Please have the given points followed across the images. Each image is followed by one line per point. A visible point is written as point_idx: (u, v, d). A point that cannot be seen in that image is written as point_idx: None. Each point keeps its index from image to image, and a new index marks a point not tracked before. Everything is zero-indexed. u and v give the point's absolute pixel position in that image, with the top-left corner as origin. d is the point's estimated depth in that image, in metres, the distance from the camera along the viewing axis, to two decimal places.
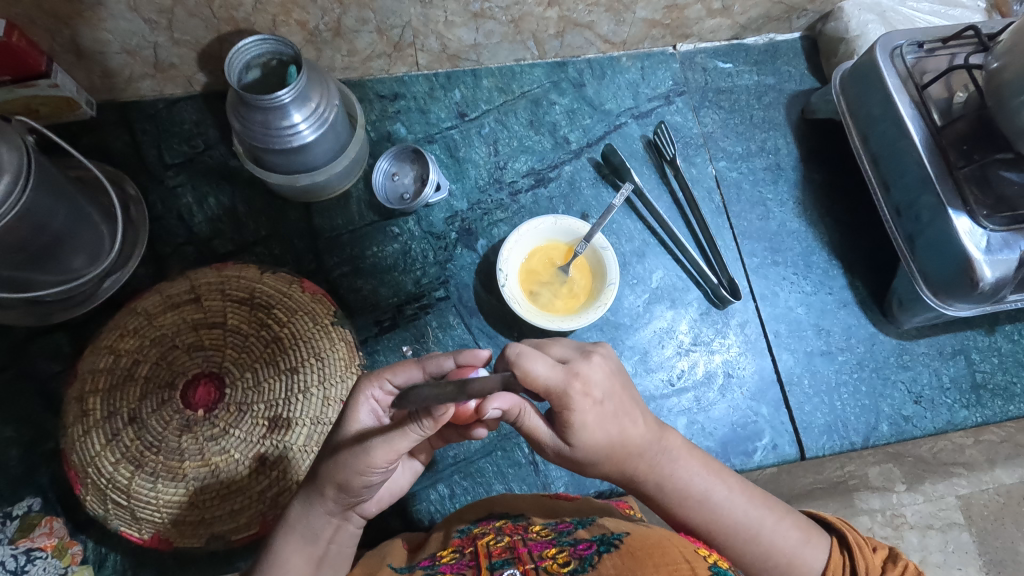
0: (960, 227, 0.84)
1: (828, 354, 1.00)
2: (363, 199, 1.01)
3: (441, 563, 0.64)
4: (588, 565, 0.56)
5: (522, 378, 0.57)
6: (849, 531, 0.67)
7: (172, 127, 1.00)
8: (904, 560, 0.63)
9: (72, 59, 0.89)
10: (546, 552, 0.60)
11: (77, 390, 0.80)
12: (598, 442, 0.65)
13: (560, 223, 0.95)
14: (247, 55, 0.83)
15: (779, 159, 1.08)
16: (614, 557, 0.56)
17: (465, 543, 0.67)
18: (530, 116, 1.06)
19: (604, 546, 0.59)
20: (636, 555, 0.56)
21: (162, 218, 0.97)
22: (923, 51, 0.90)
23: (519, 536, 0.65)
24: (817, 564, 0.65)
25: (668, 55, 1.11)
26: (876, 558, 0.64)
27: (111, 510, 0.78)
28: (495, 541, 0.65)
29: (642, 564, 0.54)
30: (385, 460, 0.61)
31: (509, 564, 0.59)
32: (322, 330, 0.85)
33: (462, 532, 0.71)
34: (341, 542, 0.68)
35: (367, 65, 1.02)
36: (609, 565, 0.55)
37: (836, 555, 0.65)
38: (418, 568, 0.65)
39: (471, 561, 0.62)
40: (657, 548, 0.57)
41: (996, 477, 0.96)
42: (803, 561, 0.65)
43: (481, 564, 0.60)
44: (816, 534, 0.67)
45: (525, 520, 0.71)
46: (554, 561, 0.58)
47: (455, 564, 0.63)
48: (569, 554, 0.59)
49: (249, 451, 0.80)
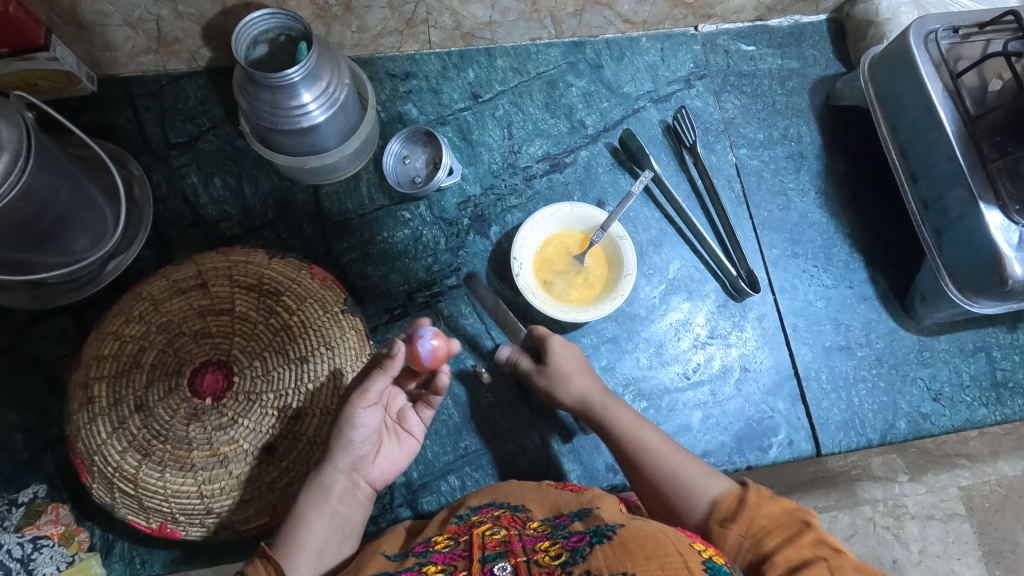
0: (991, 222, 0.82)
1: (846, 350, 0.98)
2: (373, 182, 0.98)
3: (434, 551, 0.62)
4: (579, 558, 0.55)
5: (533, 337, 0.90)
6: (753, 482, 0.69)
7: (176, 105, 0.97)
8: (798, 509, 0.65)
9: (72, 31, 0.86)
10: (539, 546, 0.58)
11: (82, 376, 0.78)
12: (562, 366, 0.86)
13: (576, 211, 0.92)
14: (254, 30, 0.79)
15: (801, 147, 1.05)
16: (606, 549, 0.55)
17: (461, 531, 0.65)
18: (545, 99, 1.03)
19: (596, 539, 0.57)
20: (627, 547, 0.54)
21: (168, 200, 0.94)
22: (958, 36, 0.87)
23: (515, 530, 0.63)
24: (710, 489, 0.70)
25: (689, 36, 1.07)
26: (769, 501, 0.66)
27: (118, 499, 0.77)
28: (491, 532, 0.63)
29: (633, 556, 0.53)
30: (365, 401, 0.70)
31: (501, 557, 0.57)
32: (331, 318, 0.82)
33: (461, 518, 0.69)
34: (350, 507, 0.70)
35: (378, 41, 0.98)
36: (600, 556, 0.54)
37: (732, 488, 0.69)
38: (410, 556, 0.63)
39: (464, 551, 0.60)
40: (650, 540, 0.56)
41: (998, 469, 1.00)
42: (701, 485, 0.71)
43: (473, 557, 0.58)
44: (720, 476, 0.72)
45: (524, 510, 0.69)
46: (546, 554, 0.56)
47: (448, 553, 0.61)
48: (561, 546, 0.57)
49: (258, 440, 0.78)
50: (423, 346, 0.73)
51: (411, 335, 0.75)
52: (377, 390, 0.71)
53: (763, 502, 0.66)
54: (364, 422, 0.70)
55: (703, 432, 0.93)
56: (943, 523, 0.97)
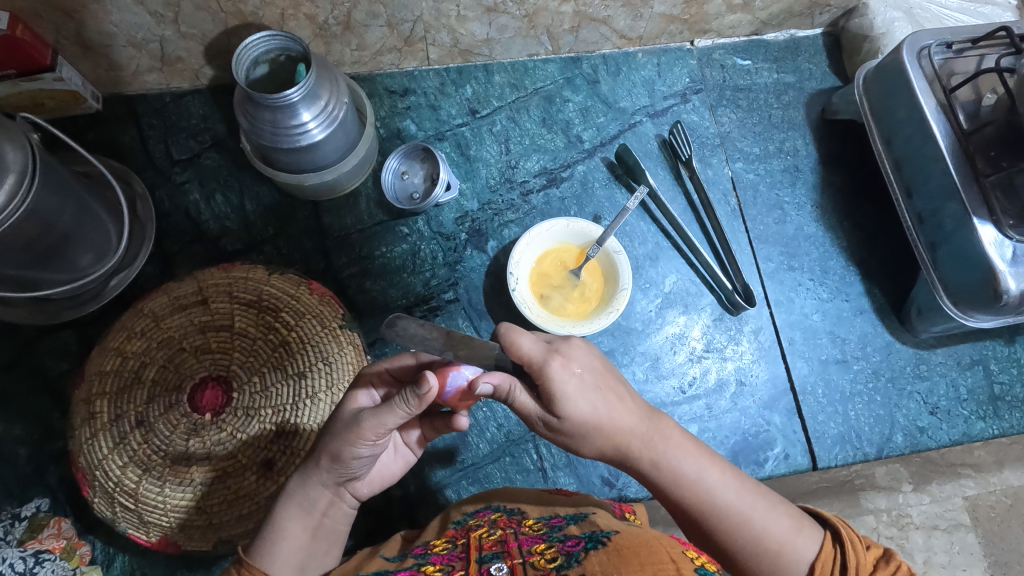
0: (984, 237, 0.82)
1: (843, 363, 0.98)
2: (372, 197, 0.99)
3: (432, 553, 0.62)
4: (574, 562, 0.53)
5: (508, 349, 0.62)
6: (843, 526, 0.60)
7: (179, 121, 0.99)
8: (898, 560, 0.58)
9: (78, 52, 0.88)
10: (535, 548, 0.57)
11: (84, 392, 0.80)
12: (584, 414, 0.63)
13: (572, 226, 0.93)
14: (254, 52, 0.80)
15: (797, 160, 1.05)
16: (601, 555, 0.52)
17: (459, 534, 0.65)
18: (542, 114, 1.04)
19: (591, 543, 0.55)
20: (622, 553, 0.52)
21: (170, 216, 0.96)
22: (952, 51, 0.87)
23: (511, 530, 0.63)
24: (807, 555, 0.58)
25: (685, 51, 1.08)
26: (869, 557, 0.58)
27: (119, 513, 0.78)
28: (487, 534, 0.63)
29: (628, 563, 0.51)
30: (374, 436, 0.62)
31: (499, 557, 0.57)
32: (330, 334, 0.84)
33: (459, 522, 0.69)
34: (335, 518, 0.68)
35: (377, 59, 0.99)
36: (594, 561, 0.52)
37: (829, 548, 0.59)
38: (409, 557, 0.63)
39: (462, 552, 0.60)
40: (645, 548, 0.53)
41: (1004, 479, 0.94)
42: (794, 550, 0.58)
43: (471, 557, 0.58)
44: (807, 524, 0.60)
45: (521, 513, 0.69)
46: (542, 557, 0.55)
47: (446, 555, 0.61)
48: (557, 549, 0.56)
49: (256, 454, 0.79)
50: (454, 381, 0.66)
51: (444, 366, 0.67)
52: (391, 427, 0.62)
53: (867, 565, 0.57)
54: (367, 454, 0.64)
55: None
56: (948, 534, 0.91)
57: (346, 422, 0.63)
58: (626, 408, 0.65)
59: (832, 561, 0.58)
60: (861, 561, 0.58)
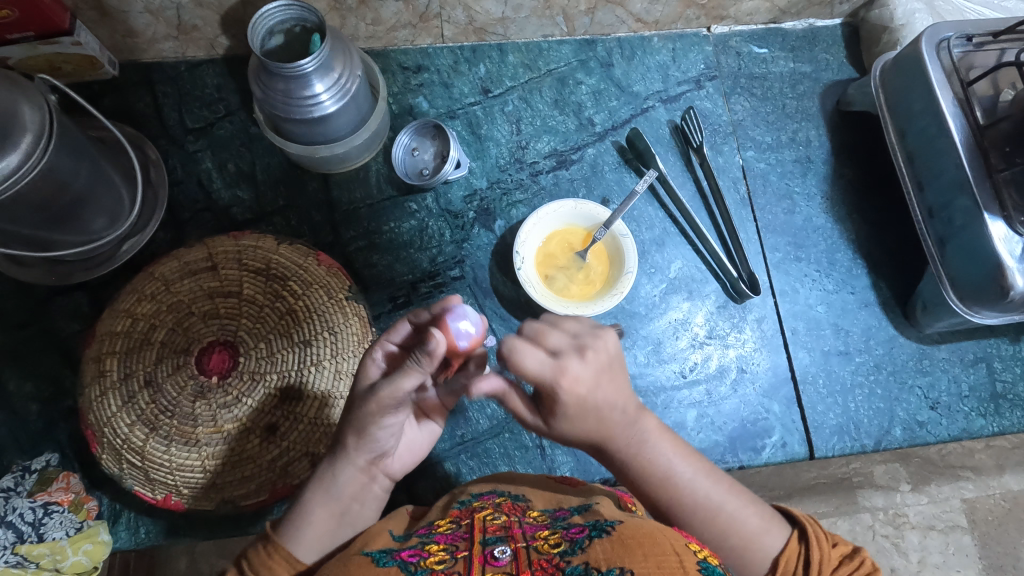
0: (994, 233, 0.81)
1: (845, 355, 0.98)
2: (382, 172, 1.00)
3: (436, 533, 0.61)
4: (577, 549, 0.53)
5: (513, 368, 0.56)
6: (811, 524, 0.62)
7: (194, 90, 0.99)
8: (861, 557, 0.61)
9: (95, 16, 0.88)
10: (539, 533, 0.57)
11: (95, 351, 0.81)
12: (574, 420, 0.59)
13: (581, 207, 0.93)
14: (270, 21, 0.80)
15: (809, 151, 1.05)
16: (605, 543, 0.53)
17: (463, 516, 0.64)
18: (555, 96, 1.04)
19: (596, 532, 0.55)
20: (626, 543, 0.52)
21: (182, 183, 0.97)
22: (972, 45, 0.86)
23: (515, 517, 0.61)
24: (772, 551, 0.61)
25: (701, 37, 1.07)
26: (833, 554, 0.61)
27: (125, 469, 0.80)
28: (492, 517, 0.61)
29: (631, 553, 0.51)
30: (396, 402, 0.61)
31: (502, 541, 0.56)
32: (335, 304, 0.85)
33: (462, 504, 0.68)
34: (363, 502, 0.66)
35: (392, 34, 0.99)
36: (597, 549, 0.52)
37: (794, 544, 0.61)
38: (413, 536, 0.62)
39: (465, 534, 0.59)
40: (647, 538, 0.54)
41: (1003, 483, 0.95)
42: (760, 546, 0.61)
43: (474, 539, 0.57)
44: (777, 522, 0.62)
45: (526, 500, 0.68)
46: (545, 542, 0.55)
47: (450, 535, 0.59)
48: (560, 536, 0.56)
49: (260, 419, 0.81)
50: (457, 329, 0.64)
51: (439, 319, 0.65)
52: (410, 388, 0.60)
53: (830, 561, 0.60)
54: (393, 421, 0.63)
55: (698, 430, 0.94)
56: (943, 535, 0.92)
57: (364, 396, 0.62)
58: (621, 414, 0.61)
59: (796, 558, 0.60)
60: (827, 558, 0.60)
